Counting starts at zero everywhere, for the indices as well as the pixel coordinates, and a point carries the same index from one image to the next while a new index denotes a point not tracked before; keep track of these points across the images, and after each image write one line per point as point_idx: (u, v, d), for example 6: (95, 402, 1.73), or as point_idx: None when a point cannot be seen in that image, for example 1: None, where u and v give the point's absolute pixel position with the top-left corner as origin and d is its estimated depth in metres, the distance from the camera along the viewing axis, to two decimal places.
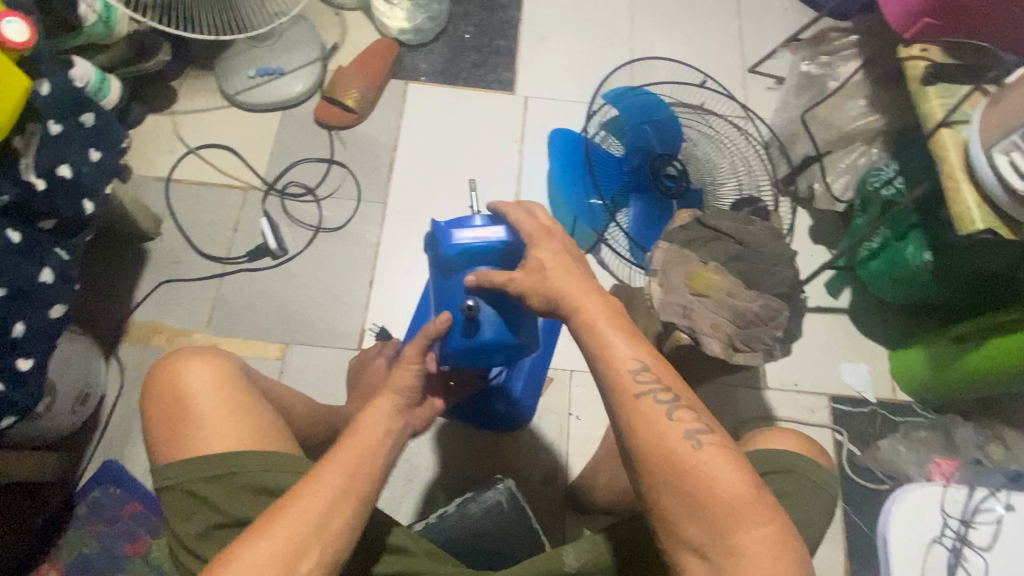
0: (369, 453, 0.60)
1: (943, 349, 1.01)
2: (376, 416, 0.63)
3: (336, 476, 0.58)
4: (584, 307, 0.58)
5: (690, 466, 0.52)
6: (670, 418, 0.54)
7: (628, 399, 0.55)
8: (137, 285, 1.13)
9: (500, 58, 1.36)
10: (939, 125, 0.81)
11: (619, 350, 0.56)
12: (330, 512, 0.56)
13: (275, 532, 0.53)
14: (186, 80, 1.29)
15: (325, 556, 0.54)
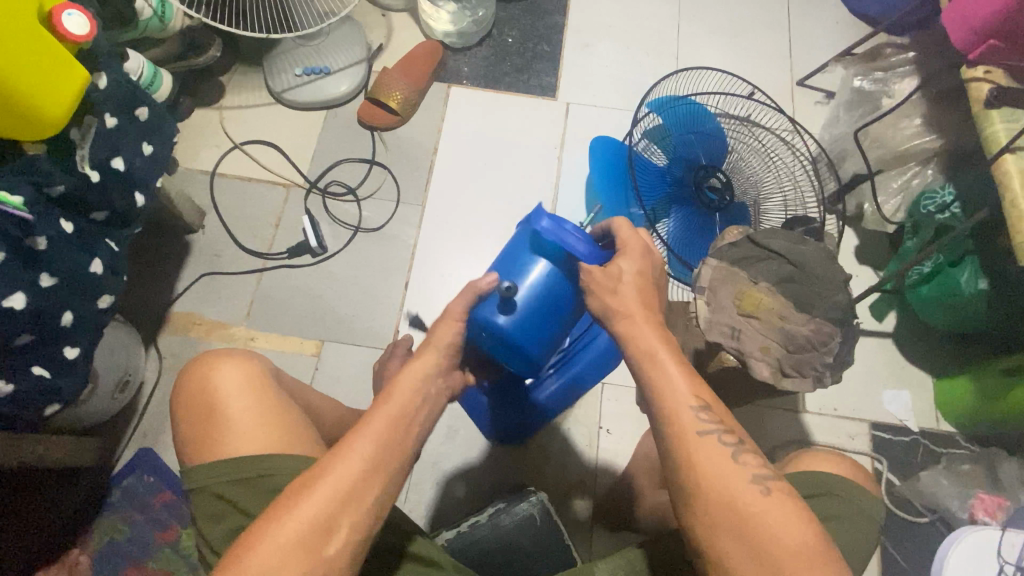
0: (399, 419, 0.56)
1: (991, 383, 0.98)
2: (412, 379, 0.59)
3: (363, 447, 0.54)
4: (644, 338, 0.59)
5: (751, 508, 0.51)
6: (734, 459, 0.53)
7: (688, 438, 0.54)
8: (179, 276, 1.16)
9: (543, 63, 1.36)
10: (1003, 150, 0.79)
11: (678, 385, 0.56)
12: (356, 486, 0.52)
13: (299, 509, 0.51)
14: (234, 76, 1.32)
15: (355, 531, 0.52)
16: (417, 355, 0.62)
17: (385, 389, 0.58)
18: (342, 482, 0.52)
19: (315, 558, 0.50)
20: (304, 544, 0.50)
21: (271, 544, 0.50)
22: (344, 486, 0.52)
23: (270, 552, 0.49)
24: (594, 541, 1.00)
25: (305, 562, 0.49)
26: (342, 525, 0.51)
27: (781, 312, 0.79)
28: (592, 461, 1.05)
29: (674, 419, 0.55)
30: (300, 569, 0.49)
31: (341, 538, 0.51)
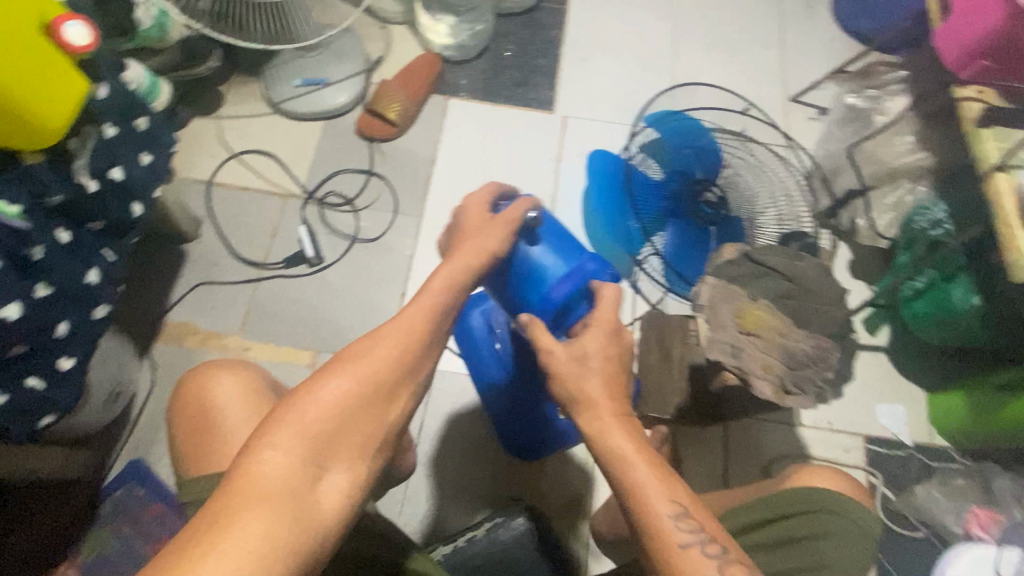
0: (448, 303, 0.59)
1: (987, 397, 1.00)
2: (453, 271, 0.61)
3: (420, 320, 0.56)
4: (613, 438, 0.58)
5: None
6: (719, 572, 0.50)
7: (671, 550, 0.51)
8: (174, 285, 1.15)
9: (541, 77, 1.37)
10: (994, 167, 0.80)
11: (653, 488, 0.54)
12: (417, 355, 0.54)
13: (366, 365, 0.51)
14: (232, 86, 1.32)
15: (410, 400, 0.54)
16: (456, 253, 0.64)
17: (433, 274, 0.60)
18: (406, 346, 0.54)
19: (380, 418, 0.51)
20: (371, 400, 0.51)
21: (338, 393, 0.49)
22: (408, 352, 0.53)
23: (337, 401, 0.49)
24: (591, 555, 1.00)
25: (371, 418, 0.50)
26: (402, 391, 0.53)
27: (780, 328, 0.79)
28: (591, 476, 1.05)
29: (653, 531, 0.52)
30: (365, 427, 0.50)
31: (400, 405, 0.53)
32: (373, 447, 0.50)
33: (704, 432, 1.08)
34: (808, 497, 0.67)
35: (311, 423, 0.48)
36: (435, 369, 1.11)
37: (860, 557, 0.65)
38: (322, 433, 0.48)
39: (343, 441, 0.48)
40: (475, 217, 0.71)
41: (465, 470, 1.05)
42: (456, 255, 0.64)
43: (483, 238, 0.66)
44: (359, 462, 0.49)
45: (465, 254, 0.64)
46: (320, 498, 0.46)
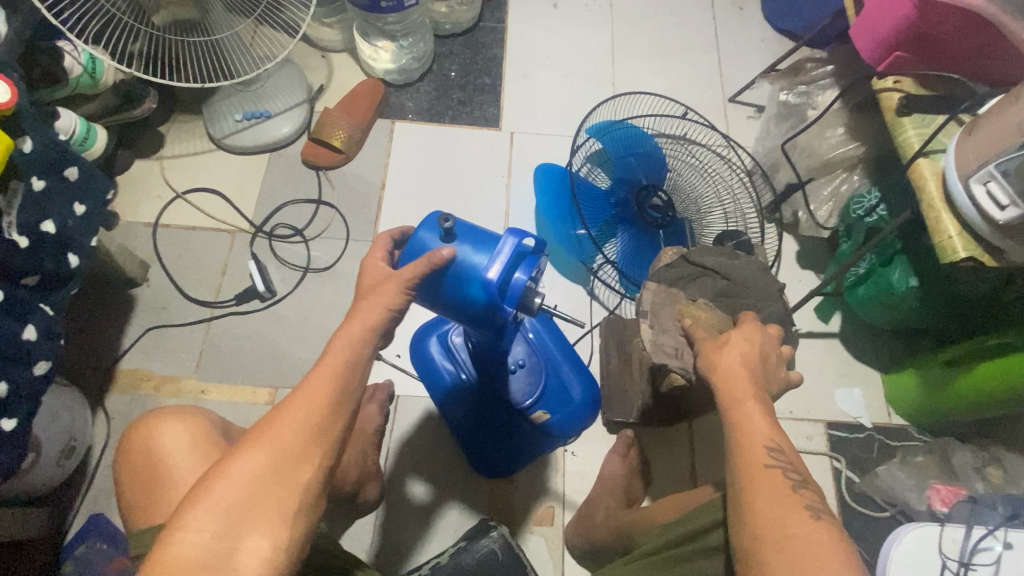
0: (359, 357, 0.58)
1: (937, 374, 1.01)
2: (363, 319, 0.59)
3: (327, 381, 0.56)
4: (733, 381, 0.62)
5: (795, 534, 0.51)
6: (792, 491, 0.55)
7: (756, 466, 0.56)
8: (124, 331, 1.12)
9: (485, 95, 1.38)
10: (916, 155, 0.81)
11: (758, 420, 0.59)
12: (325, 416, 0.55)
13: (269, 441, 0.53)
14: (174, 125, 1.30)
15: (327, 461, 0.55)
16: (365, 296, 0.61)
17: (341, 325, 0.59)
18: (310, 414, 0.54)
19: (291, 485, 0.52)
20: (277, 473, 0.52)
21: (243, 474, 0.52)
22: (313, 417, 0.54)
23: (243, 481, 0.51)
24: (566, 564, 1.00)
25: (280, 491, 0.52)
26: (313, 455, 0.54)
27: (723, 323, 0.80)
28: (560, 485, 1.05)
29: (746, 449, 0.58)
30: (278, 492, 0.52)
31: (314, 468, 0.54)
32: (287, 515, 0.52)
33: (670, 432, 1.09)
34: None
35: (218, 504, 0.50)
36: (397, 395, 1.10)
37: None
38: (229, 513, 0.50)
39: (253, 516, 0.51)
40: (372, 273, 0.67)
41: (436, 494, 1.04)
42: (363, 302, 0.61)
43: (388, 284, 0.62)
44: (274, 530, 0.51)
45: (371, 299, 0.61)
46: (236, 570, 0.49)
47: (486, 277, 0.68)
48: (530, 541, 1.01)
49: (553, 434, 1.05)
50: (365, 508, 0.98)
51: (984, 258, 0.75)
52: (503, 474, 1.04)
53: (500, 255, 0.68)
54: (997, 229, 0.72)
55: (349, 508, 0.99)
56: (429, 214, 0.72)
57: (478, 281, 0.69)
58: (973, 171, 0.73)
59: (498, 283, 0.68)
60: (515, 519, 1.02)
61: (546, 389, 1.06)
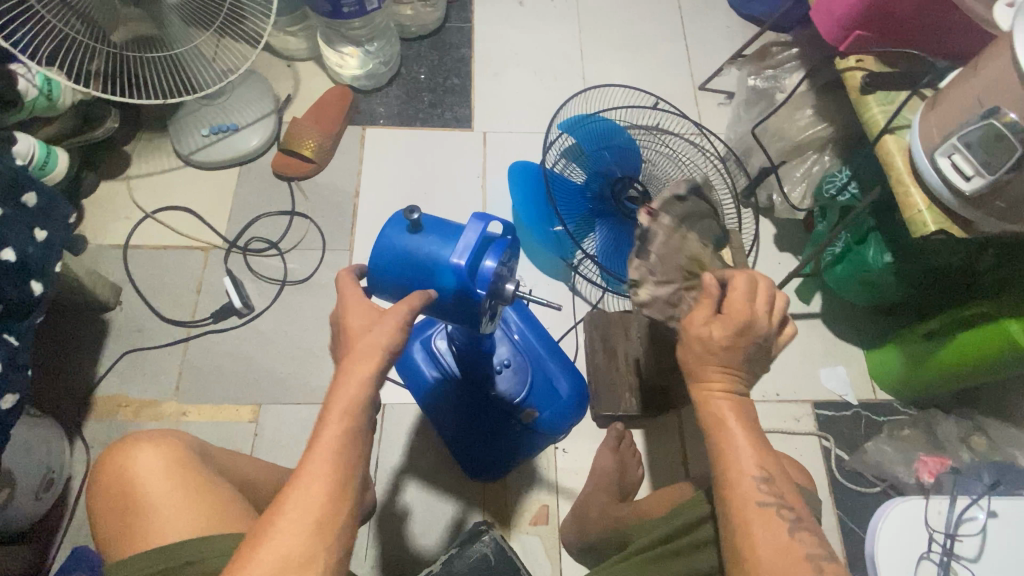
0: (353, 432, 0.55)
1: (918, 348, 1.02)
2: (351, 390, 0.56)
3: (324, 467, 0.52)
4: (721, 409, 0.65)
5: (786, 573, 0.54)
6: (784, 529, 0.57)
7: (748, 507, 0.59)
8: (99, 357, 1.10)
9: (455, 96, 1.37)
10: (882, 131, 0.82)
11: (745, 455, 0.62)
12: (327, 507, 0.51)
13: (271, 549, 0.49)
14: (139, 143, 1.28)
15: (335, 556, 0.51)
16: (349, 358, 0.58)
17: (329, 399, 0.56)
18: (312, 509, 0.51)
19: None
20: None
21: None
22: (315, 514, 0.51)
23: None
24: (563, 562, 0.99)
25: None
26: (321, 554, 0.50)
27: None
28: (554, 483, 1.04)
29: (737, 489, 0.60)
30: None
31: (325, 567, 0.50)
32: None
33: (660, 422, 1.09)
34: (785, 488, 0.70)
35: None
36: (384, 405, 1.09)
37: None
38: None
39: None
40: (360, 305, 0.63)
41: (428, 501, 1.02)
42: (349, 363, 0.57)
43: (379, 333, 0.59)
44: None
45: (355, 362, 0.57)
46: None
47: (455, 262, 0.66)
48: (524, 542, 1.01)
49: (542, 433, 1.04)
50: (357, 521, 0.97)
51: (953, 229, 0.76)
52: (496, 477, 1.04)
53: (467, 239, 0.67)
54: (964, 200, 0.73)
55: None
56: (397, 211, 0.71)
57: (447, 269, 0.67)
58: (937, 145, 0.74)
59: (467, 268, 0.67)
60: (509, 521, 1.02)
61: (532, 387, 1.05)
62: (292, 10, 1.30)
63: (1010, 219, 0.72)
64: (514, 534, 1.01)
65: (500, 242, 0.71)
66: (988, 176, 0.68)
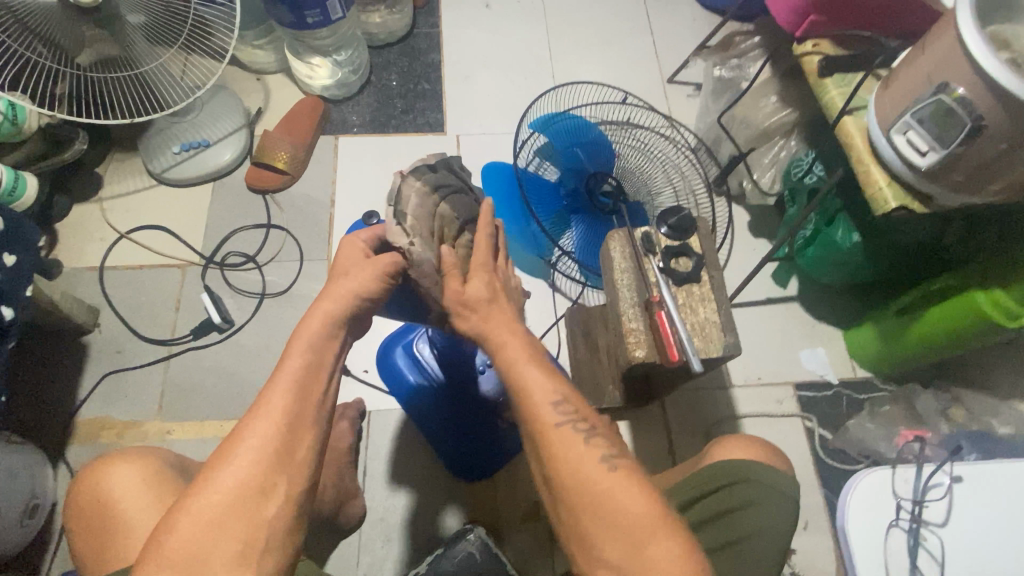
0: (315, 366, 0.56)
1: (891, 324, 1.04)
2: (312, 327, 0.58)
3: (284, 395, 0.53)
4: (509, 346, 0.60)
5: (605, 489, 0.53)
6: (586, 443, 0.55)
7: (546, 430, 0.56)
8: (79, 381, 1.09)
9: (426, 101, 1.38)
10: (841, 113, 0.84)
11: (538, 381, 0.58)
12: (285, 435, 0.52)
13: (224, 475, 0.49)
14: (110, 164, 1.27)
15: (293, 489, 0.51)
16: (321, 295, 0.60)
17: (295, 332, 0.57)
18: (269, 436, 0.51)
19: (253, 521, 0.49)
20: (239, 507, 0.49)
21: (199, 514, 0.48)
22: (271, 443, 0.51)
23: (201, 522, 0.48)
24: (555, 557, 1.00)
25: (242, 526, 0.48)
26: (277, 484, 0.51)
27: (677, 297, 0.80)
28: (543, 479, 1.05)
29: (534, 415, 0.57)
30: (239, 527, 0.48)
31: (280, 499, 0.50)
32: (254, 554, 0.48)
33: (644, 412, 1.09)
34: (767, 484, 0.70)
35: (172, 554, 0.47)
36: (368, 412, 1.09)
37: (784, 514, 0.69)
38: (188, 559, 0.47)
39: (212, 563, 0.47)
40: (349, 256, 0.65)
41: (417, 505, 1.02)
42: (320, 300, 0.60)
43: (357, 274, 0.62)
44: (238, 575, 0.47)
45: (327, 297, 0.60)
46: None
47: None
48: (515, 540, 1.01)
49: None
50: (346, 529, 0.97)
51: (913, 205, 0.78)
52: (484, 476, 1.04)
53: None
54: (921, 175, 0.75)
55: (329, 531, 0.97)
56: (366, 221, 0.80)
57: None
58: (892, 123, 0.76)
59: None
60: (500, 519, 1.02)
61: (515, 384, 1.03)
62: (259, 23, 1.31)
63: (967, 191, 0.74)
64: (504, 534, 1.01)
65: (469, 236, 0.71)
66: (942, 150, 0.70)
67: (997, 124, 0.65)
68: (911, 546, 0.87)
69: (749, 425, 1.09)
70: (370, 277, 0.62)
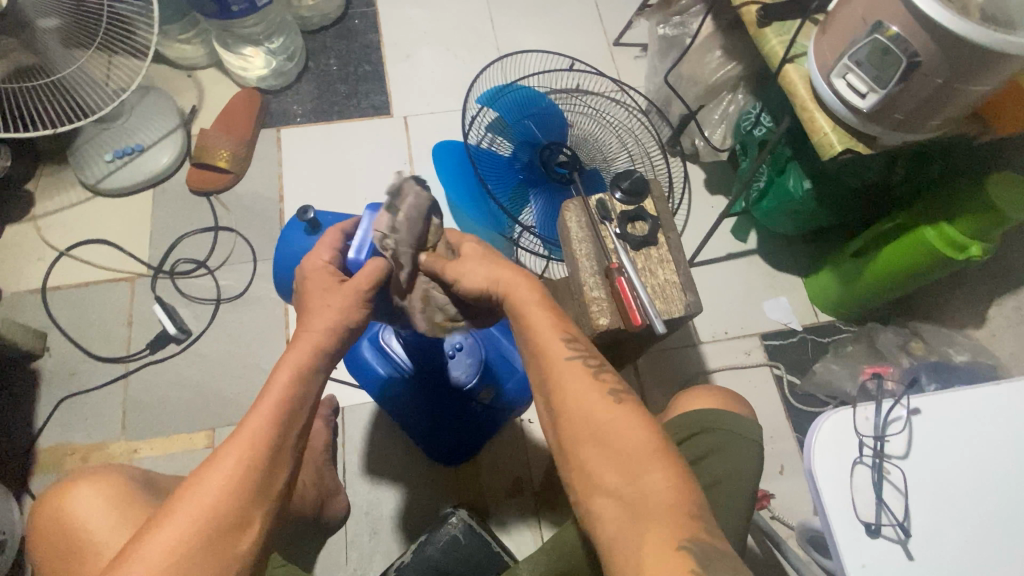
0: (298, 398, 0.54)
1: (848, 267, 1.05)
2: (298, 357, 0.56)
3: (265, 425, 0.52)
4: (518, 291, 0.60)
5: (604, 418, 0.53)
6: (593, 376, 0.55)
7: (555, 362, 0.56)
8: (35, 409, 1.04)
9: (369, 84, 1.33)
10: (782, 62, 0.84)
11: (546, 322, 0.58)
12: (266, 463, 0.51)
13: (201, 502, 0.48)
14: (40, 179, 1.20)
15: (267, 520, 0.50)
16: (304, 323, 0.59)
17: (279, 362, 0.55)
18: (250, 463, 0.50)
19: (227, 555, 0.47)
20: (214, 538, 0.47)
21: (171, 543, 0.46)
22: (253, 472, 0.50)
23: (172, 552, 0.45)
24: (543, 529, 1.01)
25: (215, 559, 0.46)
26: (254, 515, 0.49)
27: (636, 262, 0.80)
28: (523, 454, 1.06)
29: (544, 347, 0.57)
30: (214, 563, 0.46)
31: (254, 531, 0.49)
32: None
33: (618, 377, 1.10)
34: (731, 430, 0.72)
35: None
36: (342, 408, 1.07)
37: (750, 461, 0.70)
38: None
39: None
40: (318, 282, 0.61)
41: (401, 495, 1.02)
42: (302, 332, 0.58)
43: (335, 301, 0.59)
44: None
45: (310, 328, 0.58)
46: None
47: (352, 259, 0.66)
48: (503, 517, 1.02)
49: (505, 407, 1.01)
50: (330, 527, 0.96)
51: (859, 147, 0.79)
52: (465, 459, 1.04)
53: (359, 240, 0.66)
54: (864, 118, 0.76)
55: (315, 530, 0.97)
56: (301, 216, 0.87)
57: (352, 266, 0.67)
58: (832, 67, 0.76)
59: (365, 261, 0.65)
60: (485, 498, 1.03)
61: (490, 366, 0.99)
62: (180, 16, 1.23)
63: (908, 130, 0.75)
64: (490, 512, 1.01)
65: None
66: (881, 91, 0.71)
67: (932, 60, 0.66)
68: (877, 486, 0.60)
69: (719, 379, 1.11)
70: (343, 306, 0.59)
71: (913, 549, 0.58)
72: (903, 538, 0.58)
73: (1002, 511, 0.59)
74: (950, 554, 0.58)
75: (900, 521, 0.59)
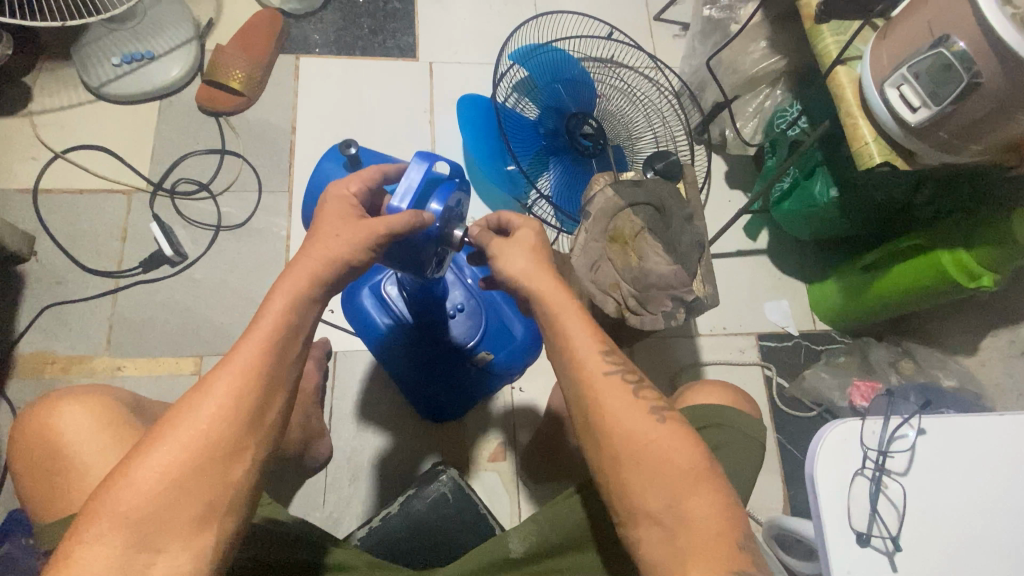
0: (292, 330, 0.52)
1: (857, 279, 1.05)
2: (293, 284, 0.53)
3: (257, 356, 0.49)
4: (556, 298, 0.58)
5: (648, 440, 0.53)
6: (634, 397, 0.55)
7: (596, 385, 0.55)
8: (17, 313, 1.01)
9: (397, 22, 1.27)
10: (834, 64, 0.81)
11: (583, 337, 0.57)
12: (256, 395, 0.49)
13: (188, 431, 0.46)
14: (39, 73, 1.13)
15: (261, 448, 0.49)
16: (304, 249, 0.55)
17: (272, 291, 0.52)
18: (240, 393, 0.48)
19: (219, 484, 0.46)
20: (203, 468, 0.46)
21: (160, 471, 0.45)
22: (244, 404, 0.48)
23: (161, 480, 0.45)
24: (520, 496, 1.02)
25: (206, 488, 0.46)
26: (247, 446, 0.48)
27: (659, 246, 0.78)
28: (509, 421, 1.06)
29: (583, 365, 0.56)
30: (204, 493, 0.46)
31: (248, 460, 0.48)
32: (218, 516, 0.46)
33: None
34: (733, 427, 0.72)
35: (127, 515, 0.44)
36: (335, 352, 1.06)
37: (750, 458, 0.70)
38: (147, 519, 0.44)
39: (171, 526, 0.44)
40: (337, 210, 0.58)
41: (385, 446, 1.02)
42: (300, 258, 0.54)
43: (346, 233, 0.56)
44: (197, 537, 0.45)
45: (310, 257, 0.54)
46: None
47: (394, 205, 0.61)
48: (483, 478, 1.02)
49: (497, 374, 0.99)
50: (312, 468, 0.95)
51: (896, 160, 0.78)
52: (452, 419, 1.04)
53: (401, 186, 0.62)
54: (908, 131, 0.75)
55: (296, 469, 0.96)
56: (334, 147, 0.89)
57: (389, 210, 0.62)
58: (887, 76, 0.74)
59: (408, 211, 0.61)
60: (467, 458, 1.03)
61: (486, 331, 0.98)
62: None
63: (951, 150, 0.74)
64: (471, 474, 1.02)
65: (443, 186, 0.65)
66: (934, 107, 0.69)
67: (993, 82, 0.64)
68: (874, 498, 0.61)
69: (711, 372, 1.11)
70: (360, 241, 0.56)
71: (898, 561, 0.60)
72: (891, 551, 0.60)
73: (984, 537, 0.61)
74: (934, 570, 0.60)
75: (891, 535, 0.60)
